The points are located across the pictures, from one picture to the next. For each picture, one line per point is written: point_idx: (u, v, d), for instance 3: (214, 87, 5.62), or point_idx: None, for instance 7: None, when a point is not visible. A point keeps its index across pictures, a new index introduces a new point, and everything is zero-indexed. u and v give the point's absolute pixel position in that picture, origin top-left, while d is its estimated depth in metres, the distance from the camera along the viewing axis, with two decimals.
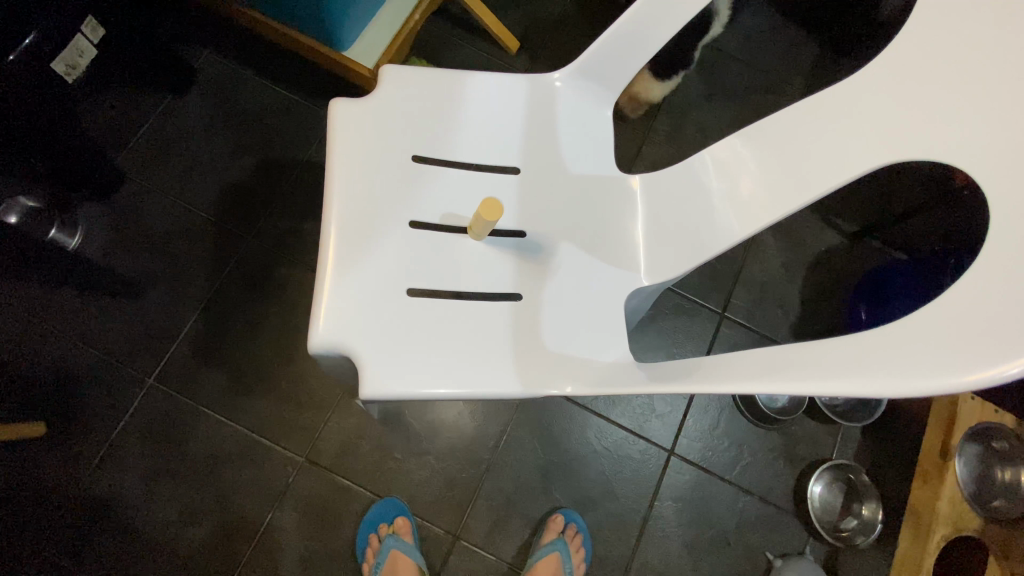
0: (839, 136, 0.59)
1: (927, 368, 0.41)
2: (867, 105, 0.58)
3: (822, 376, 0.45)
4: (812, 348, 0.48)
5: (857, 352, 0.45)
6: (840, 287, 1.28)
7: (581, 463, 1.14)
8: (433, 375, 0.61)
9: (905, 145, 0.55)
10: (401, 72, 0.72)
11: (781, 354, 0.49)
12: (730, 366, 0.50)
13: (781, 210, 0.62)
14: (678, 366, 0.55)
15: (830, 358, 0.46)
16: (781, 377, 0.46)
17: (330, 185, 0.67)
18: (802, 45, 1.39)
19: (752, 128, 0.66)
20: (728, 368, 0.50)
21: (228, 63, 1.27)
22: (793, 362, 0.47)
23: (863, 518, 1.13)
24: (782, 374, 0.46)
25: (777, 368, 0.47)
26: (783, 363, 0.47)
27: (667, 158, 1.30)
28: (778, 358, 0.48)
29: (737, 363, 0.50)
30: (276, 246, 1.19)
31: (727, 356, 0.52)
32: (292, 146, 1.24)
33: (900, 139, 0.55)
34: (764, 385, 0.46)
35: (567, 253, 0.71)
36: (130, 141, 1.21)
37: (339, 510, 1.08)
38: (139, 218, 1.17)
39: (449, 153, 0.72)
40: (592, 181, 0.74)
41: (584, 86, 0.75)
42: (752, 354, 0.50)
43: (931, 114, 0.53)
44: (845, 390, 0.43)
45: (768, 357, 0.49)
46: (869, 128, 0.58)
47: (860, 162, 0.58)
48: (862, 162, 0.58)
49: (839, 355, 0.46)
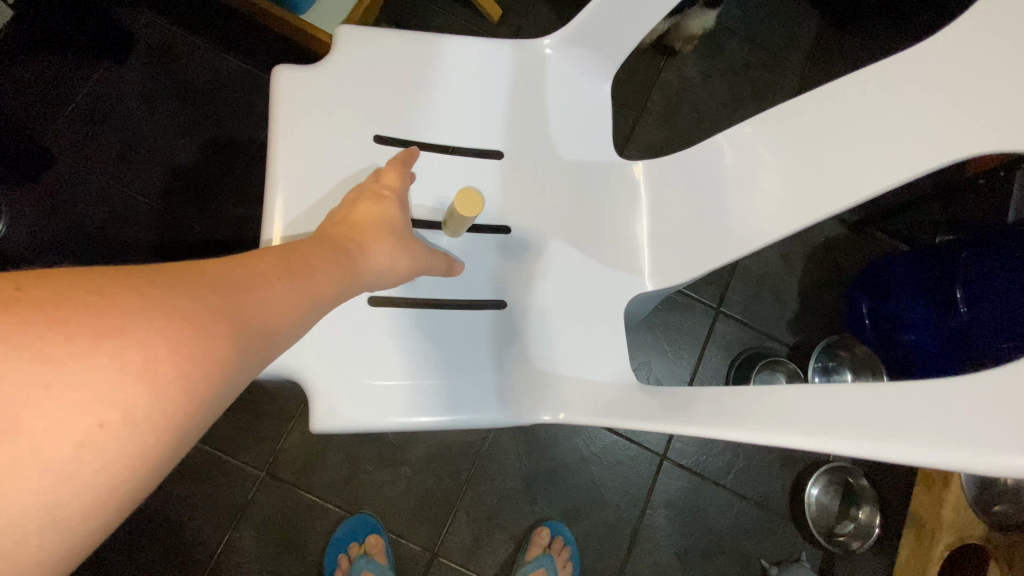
0: (874, 134, 0.50)
1: (995, 442, 0.33)
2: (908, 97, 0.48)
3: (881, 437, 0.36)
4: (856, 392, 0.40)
5: (909, 404, 0.37)
6: (840, 279, 1.22)
7: (569, 471, 1.06)
8: (397, 400, 0.52)
9: (957, 148, 0.45)
10: (361, 34, 0.61)
11: (832, 399, 0.40)
12: (755, 407, 0.43)
13: (800, 218, 0.53)
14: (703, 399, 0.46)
15: (875, 406, 0.39)
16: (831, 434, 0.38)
17: (274, 171, 0.57)
18: (808, 17, 1.29)
19: (772, 116, 0.56)
20: (752, 409, 0.42)
21: (172, 28, 1.12)
22: (829, 412, 0.40)
23: (860, 521, 1.07)
24: (815, 425, 0.39)
25: (811, 417, 0.40)
26: (815, 412, 0.40)
27: (661, 142, 1.21)
28: (816, 404, 0.41)
29: (775, 407, 0.42)
30: (229, 236, 1.06)
31: (762, 394, 0.43)
32: (249, 124, 1.11)
33: (951, 143, 0.46)
34: (794, 438, 0.38)
35: (558, 253, 0.61)
36: (59, 116, 1.06)
37: (306, 529, 0.99)
38: (72, 205, 1.04)
39: (419, 134, 0.61)
40: (588, 168, 0.64)
41: (578, 55, 0.64)
42: (781, 394, 0.42)
43: (992, 111, 0.44)
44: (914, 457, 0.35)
45: (801, 403, 0.41)
46: (913, 124, 0.48)
47: (899, 168, 0.48)
48: (902, 167, 0.48)
49: (886, 405, 0.38)
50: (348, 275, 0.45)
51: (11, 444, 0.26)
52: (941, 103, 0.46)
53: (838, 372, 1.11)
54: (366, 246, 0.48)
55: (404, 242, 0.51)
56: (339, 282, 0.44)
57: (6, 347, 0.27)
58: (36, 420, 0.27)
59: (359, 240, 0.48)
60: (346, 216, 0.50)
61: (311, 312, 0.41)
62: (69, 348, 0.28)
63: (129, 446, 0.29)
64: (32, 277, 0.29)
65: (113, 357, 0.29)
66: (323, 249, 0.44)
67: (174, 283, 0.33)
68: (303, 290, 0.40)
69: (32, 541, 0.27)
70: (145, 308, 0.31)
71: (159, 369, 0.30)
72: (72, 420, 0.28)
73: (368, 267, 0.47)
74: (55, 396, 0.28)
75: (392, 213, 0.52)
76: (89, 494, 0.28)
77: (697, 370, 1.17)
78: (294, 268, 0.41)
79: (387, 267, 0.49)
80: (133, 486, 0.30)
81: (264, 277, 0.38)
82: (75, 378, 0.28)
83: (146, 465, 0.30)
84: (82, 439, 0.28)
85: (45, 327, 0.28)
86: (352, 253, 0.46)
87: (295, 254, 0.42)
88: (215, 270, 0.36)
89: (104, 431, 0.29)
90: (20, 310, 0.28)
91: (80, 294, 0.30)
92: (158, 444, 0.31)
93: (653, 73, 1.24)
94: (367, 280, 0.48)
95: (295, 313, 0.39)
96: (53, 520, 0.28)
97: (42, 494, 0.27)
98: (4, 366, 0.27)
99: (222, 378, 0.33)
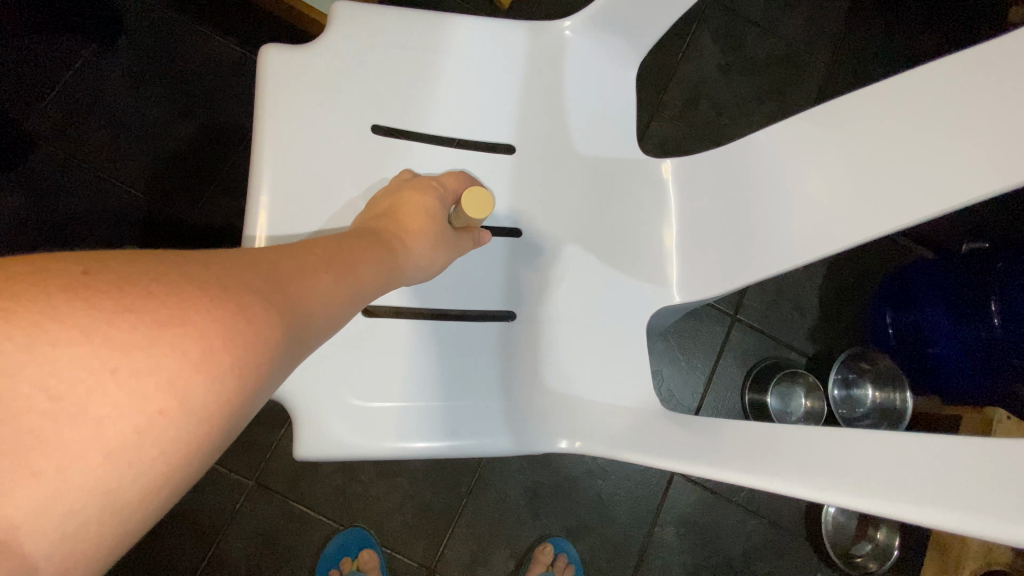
0: (919, 136, 0.43)
1: None
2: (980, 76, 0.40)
3: (957, 505, 0.29)
4: (887, 443, 0.34)
5: (953, 465, 0.31)
6: (864, 287, 1.15)
7: (574, 485, 1.01)
8: (397, 423, 0.48)
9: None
10: (365, 11, 0.55)
11: (905, 451, 0.33)
12: (781, 457, 0.37)
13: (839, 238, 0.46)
14: (750, 437, 0.40)
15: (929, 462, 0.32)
16: (898, 496, 0.31)
17: (262, 157, 0.51)
18: (834, 9, 1.22)
19: (808, 114, 0.49)
20: (781, 455, 0.37)
21: (163, 8, 1.06)
22: (890, 466, 0.33)
23: (878, 542, 0.99)
24: (851, 478, 0.33)
25: (869, 474, 0.33)
26: (862, 465, 0.34)
27: (677, 139, 1.15)
28: (854, 454, 0.35)
29: (842, 457, 0.35)
30: (220, 229, 1.01)
31: (822, 436, 0.37)
32: (241, 112, 1.05)
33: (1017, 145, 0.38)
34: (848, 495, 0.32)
35: (574, 260, 0.56)
36: (43, 100, 1.00)
37: (295, 542, 0.94)
38: (55, 194, 0.98)
39: (424, 123, 0.55)
40: (614, 165, 0.59)
41: (600, 40, 0.58)
42: (811, 436, 0.37)
43: None
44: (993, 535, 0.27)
45: (833, 449, 0.36)
46: (964, 125, 0.40)
47: (953, 185, 0.40)
48: (954, 181, 0.40)
49: (925, 463, 0.32)
50: (390, 272, 0.41)
51: (74, 430, 0.23)
52: (1010, 95, 0.38)
53: (857, 385, 1.05)
54: (409, 240, 0.44)
55: (447, 236, 0.47)
56: (381, 278, 0.40)
57: (72, 328, 0.23)
58: (101, 405, 0.23)
59: (401, 233, 0.44)
60: (391, 202, 0.47)
61: (353, 310, 0.37)
62: (137, 331, 0.24)
63: (189, 433, 0.26)
64: (100, 261, 0.26)
65: (175, 342, 0.25)
66: (363, 240, 0.41)
67: (229, 269, 0.29)
68: (347, 282, 0.37)
69: (90, 528, 0.23)
70: (206, 293, 0.27)
71: (220, 356, 0.27)
72: (136, 406, 0.24)
73: (409, 262, 0.44)
74: (121, 382, 0.24)
75: (440, 207, 0.48)
76: (147, 479, 0.25)
77: (711, 381, 1.12)
78: (340, 259, 0.37)
79: (427, 263, 0.46)
80: (183, 479, 0.26)
81: (309, 267, 0.34)
82: (142, 364, 0.24)
83: (199, 456, 0.27)
84: (143, 426, 0.24)
85: (116, 310, 0.24)
86: (397, 246, 0.43)
87: (338, 245, 0.38)
88: (264, 256, 0.32)
89: (166, 419, 0.25)
90: (88, 293, 0.24)
91: (146, 277, 0.26)
92: (213, 430, 0.27)
93: (670, 66, 1.17)
94: (407, 277, 0.44)
95: (340, 310, 0.36)
96: (116, 503, 0.24)
97: (102, 479, 0.23)
98: (74, 351, 0.23)
99: (269, 376, 0.29)
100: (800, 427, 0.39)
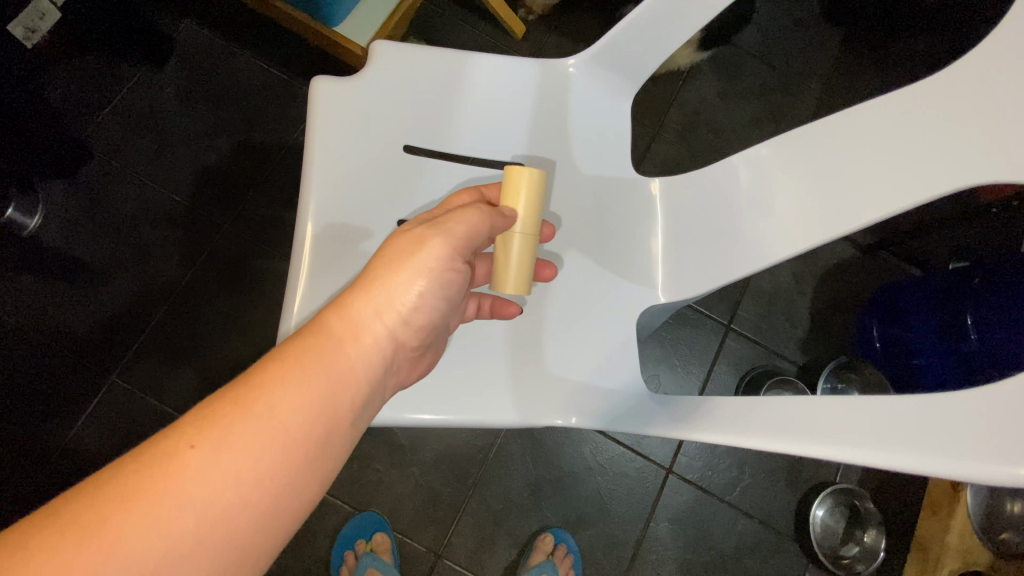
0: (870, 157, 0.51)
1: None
2: (905, 118, 0.49)
3: (929, 452, 0.37)
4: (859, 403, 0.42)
5: (920, 422, 0.39)
6: (855, 301, 1.21)
7: (574, 481, 1.07)
8: (419, 399, 0.57)
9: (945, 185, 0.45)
10: (396, 50, 0.64)
11: (893, 405, 0.40)
12: (767, 421, 0.44)
13: (800, 245, 0.54)
14: (733, 407, 0.47)
15: (904, 420, 0.39)
16: (878, 446, 0.39)
17: (307, 179, 0.61)
18: (829, 39, 1.30)
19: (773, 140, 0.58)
20: (766, 420, 0.44)
21: (209, 34, 1.17)
22: (860, 422, 0.41)
23: (866, 544, 1.04)
24: (828, 437, 0.41)
25: (839, 431, 0.41)
26: (838, 423, 0.41)
27: (679, 158, 1.23)
28: (831, 421, 0.42)
29: (817, 421, 0.42)
30: (253, 234, 1.11)
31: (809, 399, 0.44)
32: (276, 129, 1.15)
33: (951, 176, 0.46)
34: (827, 449, 0.40)
35: (574, 264, 0.64)
36: (99, 114, 1.11)
37: (315, 524, 1.01)
38: (105, 200, 1.08)
39: (445, 145, 0.65)
40: (610, 182, 0.67)
41: (598, 75, 0.67)
42: (798, 405, 0.43)
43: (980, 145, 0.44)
44: (964, 472, 0.35)
45: (807, 418, 0.42)
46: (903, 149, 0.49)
47: (888, 203, 0.49)
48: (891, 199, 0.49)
49: (900, 422, 0.39)
50: (334, 360, 0.44)
51: None
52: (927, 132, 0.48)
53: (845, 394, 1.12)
54: (356, 306, 0.46)
55: (422, 274, 0.48)
56: (312, 382, 0.42)
57: None
58: None
59: (353, 297, 0.46)
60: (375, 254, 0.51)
61: (286, 446, 0.40)
62: None
63: None
64: None
65: None
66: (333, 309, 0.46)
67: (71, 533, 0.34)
68: (289, 380, 0.41)
69: None
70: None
71: None
72: None
73: (365, 328, 0.46)
74: None
75: (405, 245, 0.49)
76: None
77: (706, 386, 1.18)
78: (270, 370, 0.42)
79: (399, 318, 0.48)
80: None
81: (223, 407, 0.39)
82: None
83: None
84: None
85: None
86: (336, 338, 0.45)
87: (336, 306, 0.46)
88: (129, 473, 0.36)
89: None
90: None
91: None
92: None
93: (672, 92, 1.26)
94: (360, 356, 0.45)
95: (257, 461, 0.39)
96: None
97: None
98: None
99: None
100: (777, 397, 0.45)
